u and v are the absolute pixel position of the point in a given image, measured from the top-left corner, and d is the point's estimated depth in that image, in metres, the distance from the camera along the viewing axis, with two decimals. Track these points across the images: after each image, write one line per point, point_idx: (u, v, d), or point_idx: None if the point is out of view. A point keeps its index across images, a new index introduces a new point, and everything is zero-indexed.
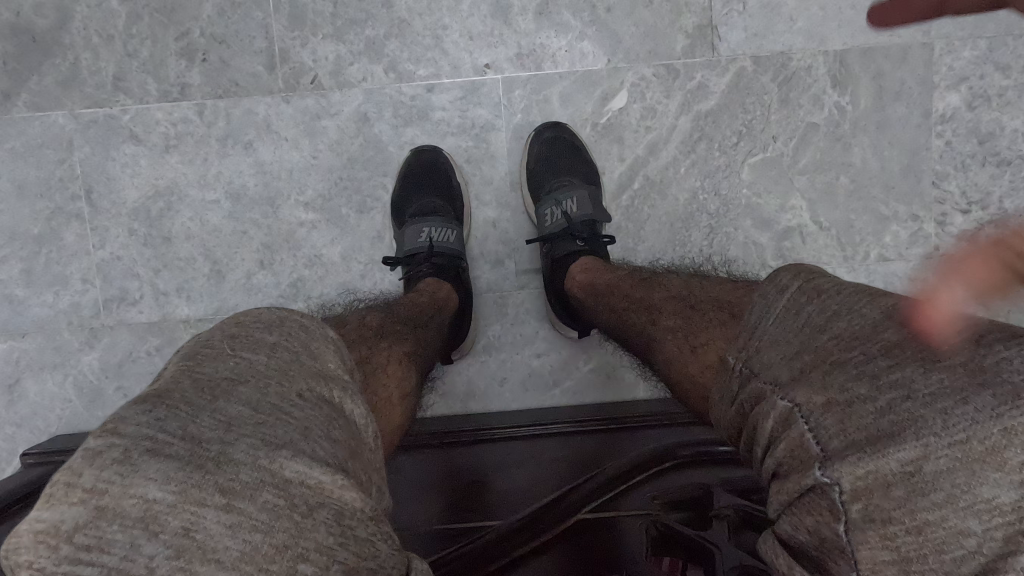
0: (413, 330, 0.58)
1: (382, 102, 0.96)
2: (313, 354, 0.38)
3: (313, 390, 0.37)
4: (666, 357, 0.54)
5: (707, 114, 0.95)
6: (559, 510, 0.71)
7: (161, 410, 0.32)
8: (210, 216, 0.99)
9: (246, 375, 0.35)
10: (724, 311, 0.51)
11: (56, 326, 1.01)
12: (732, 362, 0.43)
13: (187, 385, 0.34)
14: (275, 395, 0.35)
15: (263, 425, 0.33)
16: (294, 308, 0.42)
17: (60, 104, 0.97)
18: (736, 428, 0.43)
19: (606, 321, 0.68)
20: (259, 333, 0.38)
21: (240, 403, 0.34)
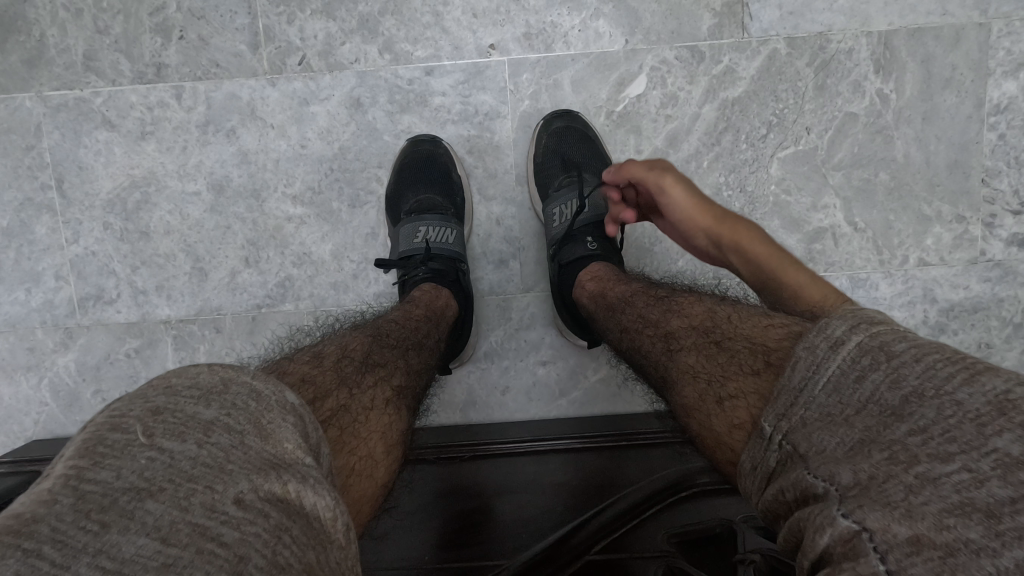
0: (404, 356, 0.51)
1: (377, 86, 0.88)
2: (264, 434, 0.28)
3: (257, 492, 0.25)
4: (686, 401, 0.46)
5: (734, 102, 0.86)
6: (566, 554, 0.67)
7: (10, 559, 0.19)
8: (191, 209, 0.92)
9: (159, 479, 0.24)
10: (758, 357, 0.43)
11: (28, 326, 0.94)
12: (768, 431, 0.35)
13: (65, 506, 0.22)
14: (202, 510, 0.23)
15: (173, 569, 0.21)
16: (243, 364, 0.31)
17: (26, 85, 0.89)
18: (776, 516, 0.34)
19: (618, 341, 0.61)
20: (187, 408, 0.27)
21: (144, 531, 0.22)
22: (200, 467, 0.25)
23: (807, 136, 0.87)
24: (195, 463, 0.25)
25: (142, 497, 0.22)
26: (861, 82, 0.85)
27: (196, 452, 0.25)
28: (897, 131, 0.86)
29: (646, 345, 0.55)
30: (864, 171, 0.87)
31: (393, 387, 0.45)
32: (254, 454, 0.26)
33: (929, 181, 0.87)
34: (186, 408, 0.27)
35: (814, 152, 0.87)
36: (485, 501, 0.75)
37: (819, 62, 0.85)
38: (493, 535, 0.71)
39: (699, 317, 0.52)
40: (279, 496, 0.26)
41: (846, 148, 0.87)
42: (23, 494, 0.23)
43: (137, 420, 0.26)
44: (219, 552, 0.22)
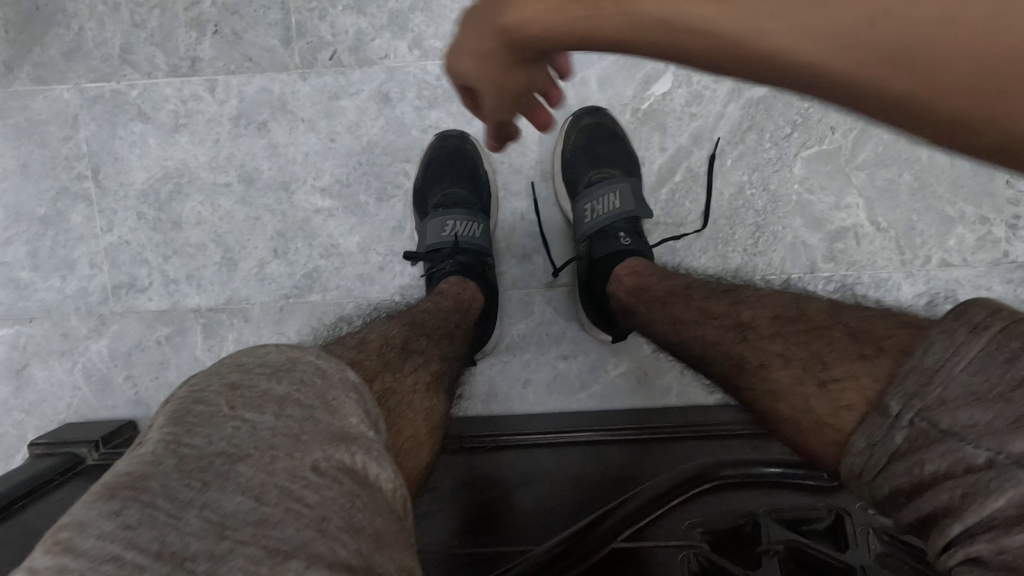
0: (438, 345, 0.53)
1: (405, 81, 0.89)
2: (331, 408, 0.30)
3: (331, 459, 0.27)
4: (777, 386, 0.48)
5: (758, 101, 0.87)
6: (597, 535, 0.67)
7: (132, 509, 0.22)
8: (222, 200, 0.94)
9: (246, 445, 0.26)
10: (860, 342, 0.45)
11: (63, 312, 0.97)
12: (897, 409, 0.37)
13: (168, 466, 0.24)
14: (285, 473, 0.26)
15: (268, 524, 0.23)
16: (308, 347, 0.34)
17: (64, 78, 0.91)
18: (902, 492, 0.36)
19: (665, 333, 0.61)
20: (262, 384, 0.30)
21: (239, 490, 0.24)
22: (279, 435, 0.27)
23: (831, 136, 0.87)
24: (275, 432, 0.27)
25: (233, 460, 0.25)
26: None
27: (274, 422, 0.28)
28: None
29: (709, 333, 0.56)
30: (888, 172, 0.87)
31: (430, 372, 0.47)
32: (324, 424, 0.29)
33: (953, 183, 0.87)
34: (260, 383, 0.30)
35: (838, 152, 0.88)
36: (507, 489, 0.77)
37: None
38: (516, 519, 0.72)
39: (779, 307, 0.54)
40: (348, 465, 0.28)
41: (870, 148, 0.87)
42: (124, 458, 0.26)
43: (218, 392, 0.29)
44: (305, 512, 0.24)
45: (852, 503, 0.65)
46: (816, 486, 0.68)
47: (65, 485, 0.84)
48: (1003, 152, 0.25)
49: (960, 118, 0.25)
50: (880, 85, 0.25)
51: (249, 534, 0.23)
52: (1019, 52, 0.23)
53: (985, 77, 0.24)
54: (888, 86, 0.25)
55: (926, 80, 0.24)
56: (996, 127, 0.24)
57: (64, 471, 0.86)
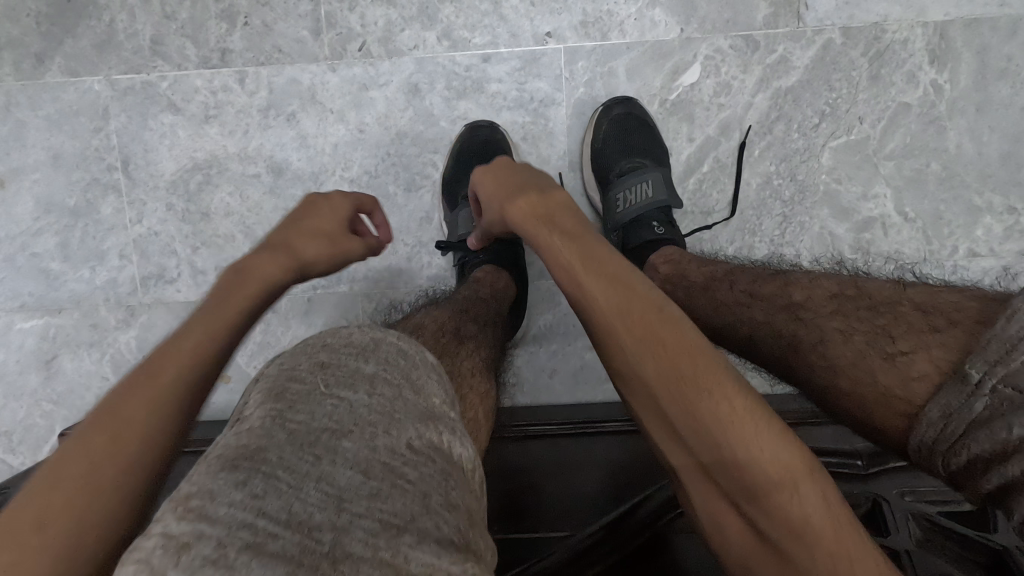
0: (483, 330, 0.54)
1: (434, 72, 0.90)
2: (415, 389, 0.33)
3: (422, 437, 0.31)
4: (837, 361, 0.49)
5: (787, 91, 0.87)
6: (634, 524, 0.68)
7: (256, 479, 0.25)
8: (251, 191, 0.94)
9: (347, 422, 0.29)
10: (933, 318, 0.46)
11: (93, 303, 0.98)
12: (975, 377, 0.38)
13: (281, 439, 0.28)
14: (387, 450, 0.29)
15: (379, 498, 0.27)
16: (386, 330, 0.37)
17: (95, 69, 0.92)
18: (981, 460, 0.36)
19: (706, 314, 0.63)
20: (351, 364, 0.33)
21: (348, 464, 0.27)
22: (374, 413, 0.30)
23: (859, 126, 0.87)
24: (370, 410, 0.30)
25: (341, 436, 0.28)
26: (915, 73, 0.86)
27: (368, 401, 0.31)
28: (950, 121, 0.86)
29: (760, 316, 0.57)
30: (915, 161, 0.88)
31: (480, 363, 0.49)
32: (411, 404, 0.32)
33: (981, 173, 0.87)
34: (348, 364, 0.33)
35: (866, 142, 0.88)
36: (540, 478, 0.77)
37: (874, 52, 0.86)
38: (552, 509, 0.73)
39: (837, 286, 0.55)
40: (436, 444, 0.31)
41: (898, 138, 0.87)
42: (230, 432, 0.29)
43: (313, 370, 0.31)
44: (409, 488, 0.28)
45: (887, 490, 0.66)
46: (851, 474, 0.69)
47: None
48: (746, 503, 0.36)
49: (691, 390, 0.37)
50: (671, 409, 0.38)
51: (364, 506, 0.26)
52: (745, 474, 0.35)
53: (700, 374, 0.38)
54: (671, 414, 0.38)
55: (691, 420, 0.37)
56: (737, 477, 0.36)
57: None
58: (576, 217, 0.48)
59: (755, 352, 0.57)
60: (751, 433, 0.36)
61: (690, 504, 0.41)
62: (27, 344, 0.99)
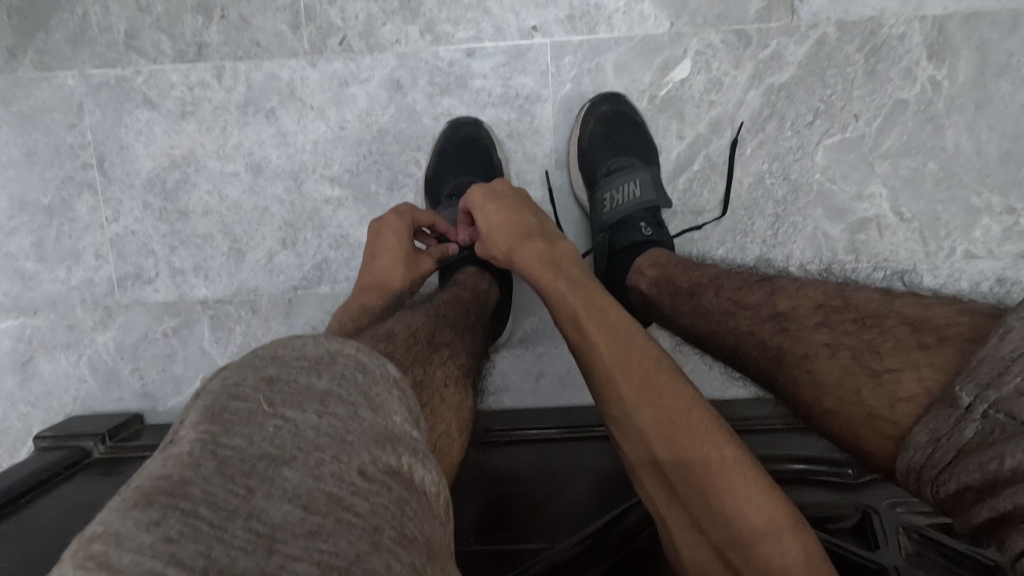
0: (459, 336, 0.52)
1: (417, 67, 0.87)
2: (373, 406, 0.29)
3: (377, 462, 0.27)
4: (823, 377, 0.47)
5: (780, 88, 0.85)
6: (614, 538, 0.65)
7: (173, 519, 0.22)
8: (230, 189, 0.92)
9: (289, 447, 0.26)
10: (922, 332, 0.44)
11: (69, 304, 0.95)
12: (966, 400, 0.36)
13: (209, 469, 0.24)
14: (333, 480, 0.25)
15: (318, 537, 0.23)
16: (346, 339, 0.33)
17: (69, 64, 0.89)
18: (971, 489, 0.34)
19: (693, 322, 0.61)
20: (301, 379, 0.29)
21: (286, 498, 0.24)
22: (321, 437, 0.27)
23: (854, 124, 0.85)
24: (319, 433, 0.27)
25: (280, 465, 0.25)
26: (912, 69, 0.83)
27: (316, 422, 0.27)
28: (947, 120, 0.84)
29: (745, 325, 0.55)
30: (912, 161, 0.85)
31: (454, 367, 0.46)
32: (367, 424, 0.28)
33: (980, 172, 0.85)
34: (298, 377, 0.29)
35: (861, 140, 0.85)
36: (519, 486, 0.75)
37: (870, 47, 0.83)
38: (531, 520, 0.70)
39: (823, 295, 0.52)
40: (393, 469, 0.28)
41: (894, 136, 0.85)
42: (158, 458, 0.26)
43: (257, 388, 0.28)
44: (355, 522, 0.24)
45: (878, 501, 0.64)
46: (842, 484, 0.66)
47: (71, 480, 0.83)
48: (731, 550, 0.39)
49: (686, 444, 0.42)
50: (669, 459, 0.42)
51: (300, 547, 0.22)
52: (733, 522, 0.39)
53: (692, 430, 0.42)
54: (667, 463, 0.42)
55: (686, 472, 0.41)
56: (725, 525, 0.39)
57: (70, 466, 0.84)
58: (588, 280, 0.53)
59: (740, 361, 0.56)
60: (740, 485, 0.40)
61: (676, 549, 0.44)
62: (2, 345, 0.96)
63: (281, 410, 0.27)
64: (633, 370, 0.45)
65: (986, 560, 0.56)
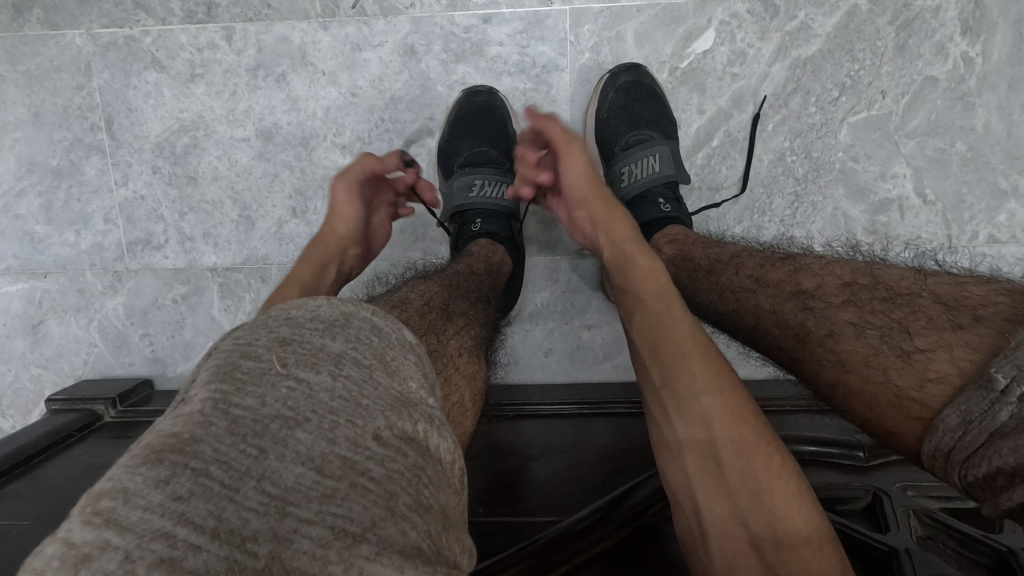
0: (472, 306, 0.52)
1: (431, 33, 0.85)
2: (390, 371, 0.29)
3: (393, 427, 0.27)
4: (847, 357, 0.46)
5: (806, 61, 0.82)
6: (622, 513, 0.64)
7: (182, 478, 0.21)
8: (239, 155, 0.90)
9: (303, 408, 0.25)
10: (955, 313, 0.42)
11: (79, 268, 0.95)
12: (1002, 383, 0.34)
13: (220, 429, 0.23)
14: (349, 444, 0.25)
15: (334, 500, 0.23)
16: (361, 302, 0.32)
17: (76, 22, 0.87)
18: (1003, 473, 0.33)
19: (711, 300, 0.60)
20: (316, 340, 0.28)
21: (299, 461, 0.23)
22: (337, 400, 0.26)
23: (881, 100, 0.82)
24: (334, 395, 0.26)
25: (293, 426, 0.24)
26: (945, 44, 0.80)
27: (331, 384, 0.26)
28: (979, 98, 0.81)
29: (766, 303, 0.54)
30: (939, 141, 0.82)
31: (465, 335, 0.46)
32: (384, 391, 0.28)
33: (1010, 153, 0.82)
34: (311, 340, 0.28)
35: (887, 118, 0.83)
36: (526, 459, 0.74)
37: (903, 20, 0.80)
38: (536, 493, 0.70)
39: (850, 272, 0.51)
40: (410, 435, 0.27)
41: (922, 114, 0.82)
42: (170, 416, 0.25)
43: (271, 351, 0.27)
44: (372, 487, 0.24)
45: (889, 484, 0.63)
46: (852, 465, 0.66)
47: (81, 442, 0.83)
48: (769, 548, 0.40)
49: (746, 438, 0.42)
50: (733, 443, 0.42)
51: (315, 511, 0.22)
52: (782, 525, 0.40)
53: (751, 424, 0.43)
54: (727, 449, 0.42)
55: (745, 462, 0.42)
56: (770, 524, 0.41)
57: (81, 429, 0.85)
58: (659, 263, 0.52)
59: (758, 341, 0.54)
60: (790, 492, 0.42)
61: (702, 539, 0.44)
62: (13, 308, 0.97)
63: (296, 372, 0.27)
64: (709, 358, 0.45)
65: (997, 545, 0.55)
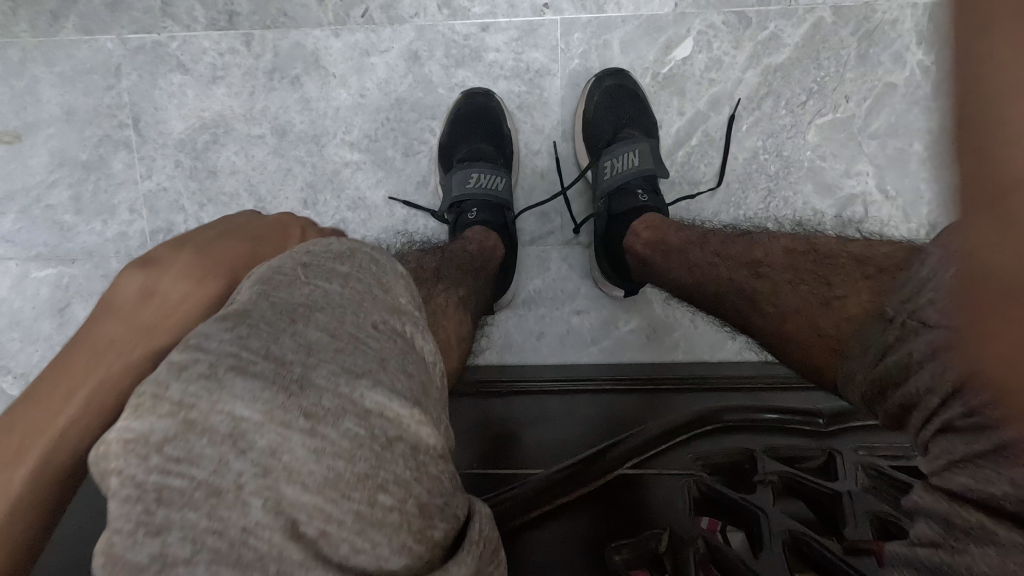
0: (463, 275, 0.59)
1: (434, 40, 0.92)
2: (385, 287, 0.35)
3: (388, 321, 0.32)
4: (787, 310, 0.53)
5: (777, 68, 0.90)
6: (601, 466, 0.70)
7: (240, 325, 0.28)
8: (255, 151, 0.98)
9: (321, 301, 0.31)
10: (867, 267, 0.50)
11: (104, 255, 1.02)
12: (892, 314, 0.42)
13: (264, 304, 0.29)
14: (353, 322, 0.30)
15: (343, 353, 0.29)
16: (365, 242, 0.38)
17: (108, 28, 0.95)
18: (891, 384, 0.41)
19: (679, 273, 0.67)
20: (330, 262, 0.34)
21: (320, 327, 0.29)
22: (346, 297, 0.32)
23: (846, 104, 0.90)
24: (345, 293, 0.32)
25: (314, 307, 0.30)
26: (903, 53, 0.88)
27: (344, 288, 0.32)
28: (935, 103, 0.89)
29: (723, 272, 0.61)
30: (898, 141, 0.90)
31: (456, 297, 0.53)
32: (382, 298, 0.34)
33: None
34: (325, 262, 0.34)
35: (851, 120, 0.90)
36: (514, 427, 0.81)
37: (864, 32, 0.88)
38: (522, 457, 0.76)
39: (790, 241, 0.59)
40: (400, 330, 0.33)
41: (883, 117, 0.90)
42: None
43: (295, 264, 0.33)
44: (370, 349, 0.29)
45: (844, 446, 0.70)
46: (812, 431, 0.72)
47: None
48: None
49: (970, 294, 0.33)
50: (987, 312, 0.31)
51: (329, 356, 0.28)
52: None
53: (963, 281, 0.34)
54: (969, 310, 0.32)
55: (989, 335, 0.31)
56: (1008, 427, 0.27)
57: None
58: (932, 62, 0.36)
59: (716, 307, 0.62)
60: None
61: None
62: (42, 292, 1.04)
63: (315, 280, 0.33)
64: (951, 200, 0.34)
65: None
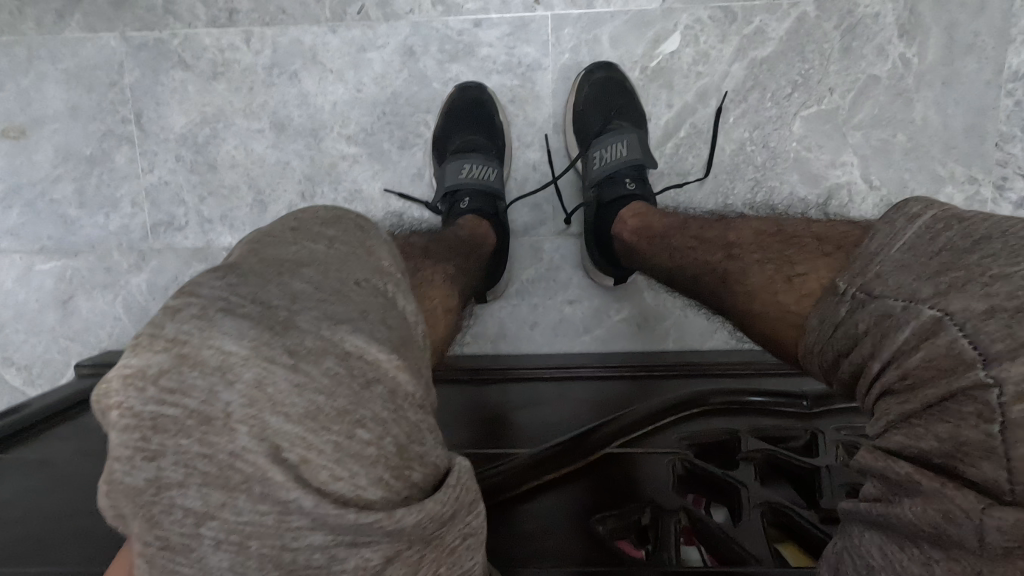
0: (450, 255, 0.61)
1: (428, 36, 0.95)
2: (367, 250, 0.37)
3: (369, 281, 0.34)
4: (754, 284, 0.55)
5: (762, 61, 0.92)
6: (587, 445, 0.72)
7: (229, 275, 0.31)
8: (255, 145, 1.00)
9: (304, 261, 0.33)
10: (826, 244, 0.51)
11: (107, 247, 1.05)
12: (842, 287, 0.43)
13: (253, 262, 0.32)
14: (337, 281, 0.33)
15: (326, 303, 0.31)
16: (351, 210, 0.40)
17: (112, 26, 0.98)
18: (841, 354, 0.43)
19: (662, 256, 0.70)
20: (317, 228, 0.37)
21: (305, 282, 0.32)
22: (330, 257, 0.34)
23: (830, 96, 0.92)
24: (328, 255, 0.35)
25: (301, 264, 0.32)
26: (885, 46, 0.90)
27: (326, 249, 0.35)
28: (917, 94, 0.91)
29: (701, 256, 0.63)
30: (882, 132, 0.92)
31: (444, 273, 0.55)
32: (365, 261, 0.36)
33: (946, 144, 0.91)
34: (314, 228, 0.36)
35: (836, 112, 0.92)
36: (505, 411, 0.83)
37: (847, 25, 0.90)
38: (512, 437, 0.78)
39: (761, 224, 0.61)
40: (382, 291, 0.35)
41: (867, 108, 0.92)
42: None
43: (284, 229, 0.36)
44: (348, 300, 0.32)
45: (827, 426, 0.72)
46: (797, 411, 0.74)
47: None
48: None
49: None
50: None
51: (312, 306, 0.30)
52: None
53: None
54: None
55: None
56: None
57: None
58: None
59: (694, 286, 0.64)
60: None
61: None
62: (46, 284, 1.06)
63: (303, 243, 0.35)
64: None
65: None
